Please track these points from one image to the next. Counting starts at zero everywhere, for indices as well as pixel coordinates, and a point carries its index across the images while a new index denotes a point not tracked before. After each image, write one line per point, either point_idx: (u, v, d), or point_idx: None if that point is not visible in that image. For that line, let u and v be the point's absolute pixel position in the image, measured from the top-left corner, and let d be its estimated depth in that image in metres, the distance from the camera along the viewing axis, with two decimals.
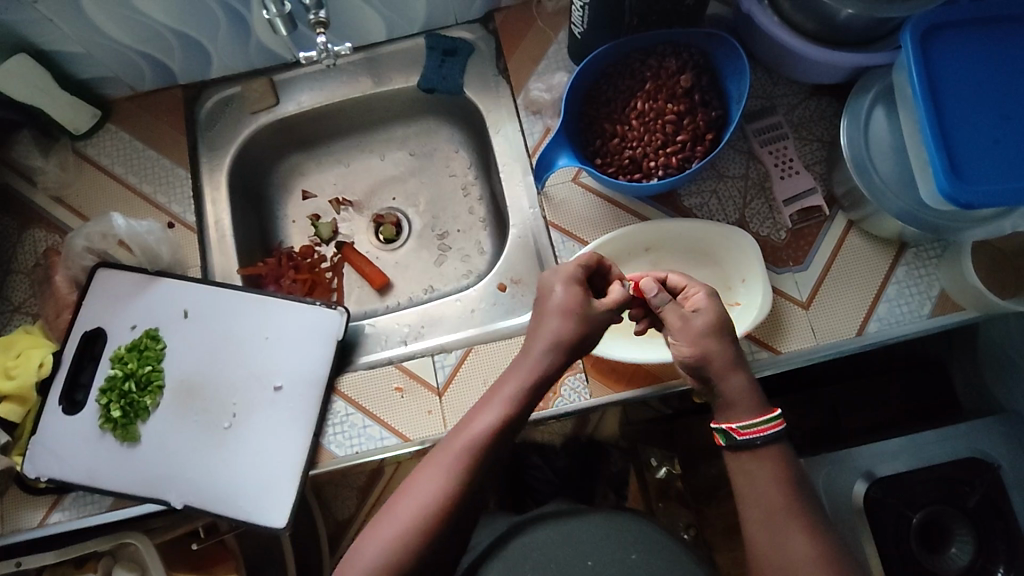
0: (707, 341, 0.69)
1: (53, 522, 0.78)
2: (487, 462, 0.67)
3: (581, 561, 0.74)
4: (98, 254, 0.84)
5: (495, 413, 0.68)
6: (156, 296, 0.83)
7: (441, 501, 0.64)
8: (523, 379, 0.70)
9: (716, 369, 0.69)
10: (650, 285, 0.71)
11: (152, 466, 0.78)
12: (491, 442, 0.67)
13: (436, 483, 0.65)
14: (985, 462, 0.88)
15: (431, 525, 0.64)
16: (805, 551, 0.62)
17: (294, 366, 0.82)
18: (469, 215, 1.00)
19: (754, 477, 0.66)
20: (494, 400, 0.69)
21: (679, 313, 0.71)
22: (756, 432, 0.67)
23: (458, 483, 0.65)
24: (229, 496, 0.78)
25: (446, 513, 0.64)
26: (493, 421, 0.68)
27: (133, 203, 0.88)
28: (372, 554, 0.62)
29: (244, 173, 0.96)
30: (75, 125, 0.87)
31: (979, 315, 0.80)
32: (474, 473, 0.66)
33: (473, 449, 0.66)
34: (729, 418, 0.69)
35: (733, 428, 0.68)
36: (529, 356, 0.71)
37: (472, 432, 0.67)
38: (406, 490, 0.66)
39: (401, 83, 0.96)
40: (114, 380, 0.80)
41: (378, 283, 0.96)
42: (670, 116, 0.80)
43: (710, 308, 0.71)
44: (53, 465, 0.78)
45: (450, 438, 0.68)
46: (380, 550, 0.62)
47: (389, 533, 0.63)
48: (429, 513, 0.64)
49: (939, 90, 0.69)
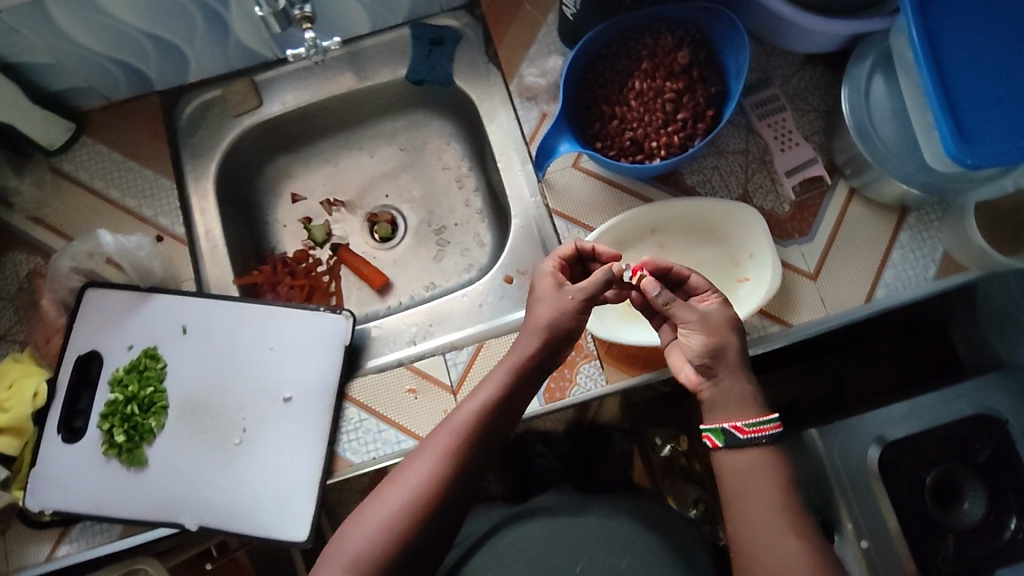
0: (719, 336, 0.68)
1: (62, 555, 0.75)
2: (477, 446, 0.67)
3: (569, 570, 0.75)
4: (85, 274, 0.80)
5: (484, 396, 0.69)
6: (152, 313, 0.80)
7: (433, 481, 0.64)
8: (514, 363, 0.70)
9: (725, 366, 0.68)
10: (654, 284, 0.69)
11: (163, 489, 0.76)
12: (481, 427, 0.67)
13: (426, 468, 0.65)
14: (993, 417, 0.89)
15: (422, 505, 0.64)
16: None
17: (303, 376, 0.79)
18: (465, 207, 0.98)
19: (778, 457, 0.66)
20: (488, 383, 0.70)
21: (688, 308, 0.69)
22: (760, 432, 0.66)
23: (450, 467, 0.65)
24: (244, 514, 0.75)
25: (436, 497, 0.64)
26: (480, 406, 0.68)
27: (118, 218, 0.84)
28: (364, 535, 0.63)
29: (231, 179, 0.92)
30: (49, 140, 0.83)
31: (982, 274, 0.81)
32: (464, 457, 0.66)
33: (467, 431, 0.67)
34: (730, 416, 0.67)
35: (737, 427, 0.66)
36: (518, 345, 0.71)
37: (461, 417, 0.67)
38: (396, 474, 0.66)
39: (388, 76, 0.93)
40: (115, 405, 0.76)
41: (378, 284, 0.94)
42: (670, 94, 0.79)
43: (722, 307, 0.70)
44: (57, 497, 0.75)
45: (440, 424, 0.68)
46: (370, 531, 0.63)
47: (380, 516, 0.63)
48: (420, 497, 0.64)
49: (942, 52, 0.69)
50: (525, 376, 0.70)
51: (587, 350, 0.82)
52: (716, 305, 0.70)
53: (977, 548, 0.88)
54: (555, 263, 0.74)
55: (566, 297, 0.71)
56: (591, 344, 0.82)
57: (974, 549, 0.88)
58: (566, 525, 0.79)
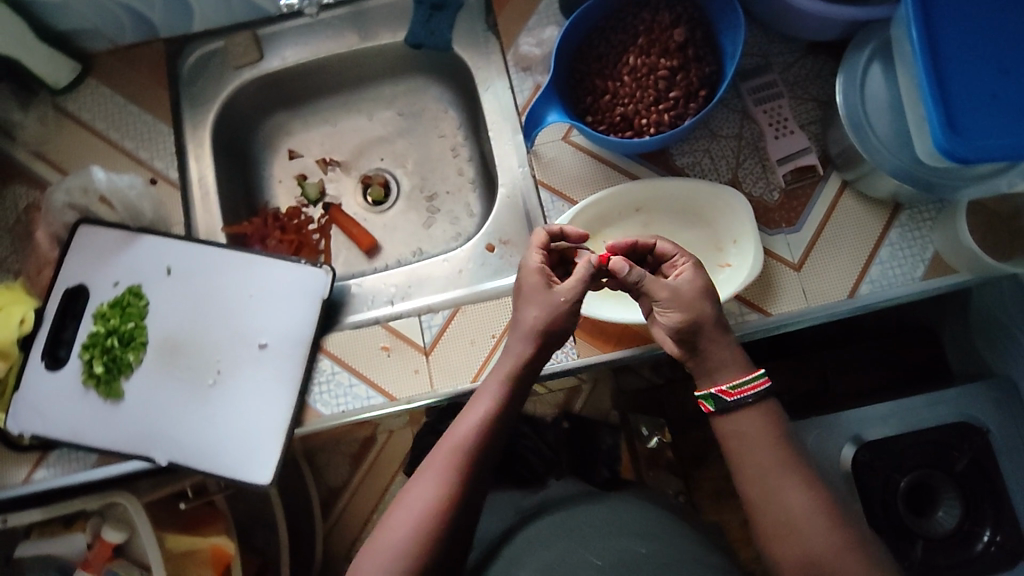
0: (696, 307, 0.69)
1: (39, 478, 0.78)
2: (479, 461, 0.68)
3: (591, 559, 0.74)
4: (80, 210, 0.83)
5: (479, 410, 0.69)
6: (138, 252, 0.82)
7: (439, 504, 0.66)
8: (504, 376, 0.70)
9: (707, 335, 0.69)
10: (622, 264, 0.69)
11: (136, 422, 0.78)
12: (479, 441, 0.68)
13: (431, 490, 0.66)
14: (975, 426, 0.88)
15: (433, 528, 0.65)
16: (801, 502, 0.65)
17: (281, 325, 0.81)
18: (457, 176, 0.99)
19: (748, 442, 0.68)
20: (481, 398, 0.70)
21: (662, 283, 0.70)
22: (746, 390, 0.68)
23: (455, 485, 0.67)
24: (215, 455, 0.77)
25: (445, 516, 0.66)
26: (476, 422, 0.69)
27: (115, 158, 0.86)
28: (380, 560, 0.64)
29: (228, 130, 0.94)
30: (55, 79, 0.86)
31: (973, 278, 0.79)
32: (466, 474, 0.67)
33: (466, 447, 0.68)
34: (716, 381, 0.70)
35: (724, 390, 0.69)
36: (508, 349, 0.72)
37: (458, 435, 0.69)
38: (404, 498, 0.67)
39: (388, 38, 0.93)
40: (96, 337, 0.79)
41: (366, 245, 0.95)
42: (663, 72, 0.79)
43: (693, 277, 0.70)
44: (36, 421, 0.78)
45: (439, 443, 0.70)
46: (383, 558, 0.64)
47: (393, 541, 0.65)
48: (429, 519, 0.65)
49: (940, 42, 0.67)
50: (518, 385, 0.71)
51: None
52: (692, 277, 0.70)
53: (947, 557, 0.87)
54: (539, 254, 0.74)
55: (552, 292, 0.71)
56: None
57: (944, 557, 0.87)
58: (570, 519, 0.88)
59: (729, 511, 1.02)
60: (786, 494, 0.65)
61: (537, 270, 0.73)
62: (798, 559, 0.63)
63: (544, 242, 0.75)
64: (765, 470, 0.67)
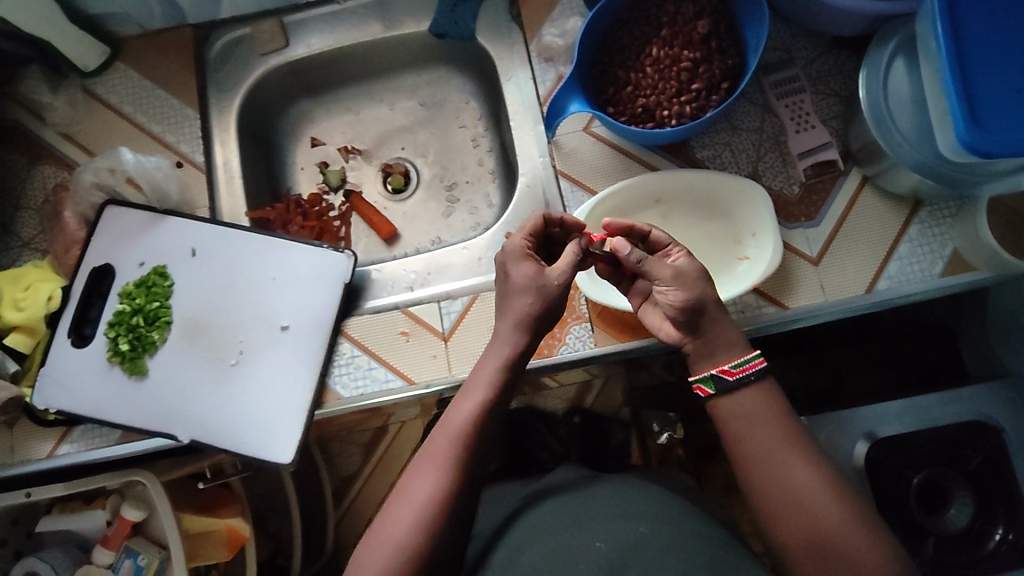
0: (696, 287, 0.68)
1: (62, 453, 0.79)
2: (479, 449, 0.67)
3: (591, 544, 0.69)
4: (107, 191, 0.84)
5: (476, 396, 0.69)
6: (164, 233, 0.84)
7: (442, 490, 0.64)
8: (498, 362, 0.70)
9: (707, 316, 0.68)
10: (624, 243, 0.70)
11: (159, 400, 0.79)
12: (478, 428, 0.67)
13: (432, 480, 0.65)
14: (989, 426, 0.87)
15: (438, 515, 0.64)
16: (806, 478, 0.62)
17: (302, 308, 0.82)
18: (478, 166, 0.99)
19: (750, 419, 0.65)
20: (477, 384, 0.69)
21: (660, 263, 0.69)
22: (748, 369, 0.66)
23: (455, 473, 0.65)
24: (235, 434, 0.78)
25: (448, 504, 0.64)
26: (472, 410, 0.68)
27: (141, 140, 0.88)
28: (385, 554, 0.62)
29: (253, 116, 0.95)
30: (84, 61, 0.87)
31: (991, 276, 0.79)
32: (467, 462, 0.66)
33: (466, 433, 0.67)
34: (716, 361, 0.68)
35: (725, 369, 0.67)
36: (501, 339, 0.71)
37: (456, 424, 0.67)
38: (403, 491, 0.65)
39: (412, 27, 0.94)
40: (122, 315, 0.80)
41: (386, 232, 0.96)
42: (686, 63, 0.79)
43: (691, 261, 0.70)
44: (61, 397, 0.79)
45: (435, 433, 0.68)
46: (387, 552, 0.62)
47: (396, 534, 0.63)
48: (432, 509, 0.64)
49: (964, 37, 0.67)
50: (511, 374, 0.70)
51: (579, 312, 0.83)
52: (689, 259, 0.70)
53: (958, 555, 0.87)
54: (528, 239, 0.74)
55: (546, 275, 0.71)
56: (583, 306, 0.83)
57: (956, 555, 0.87)
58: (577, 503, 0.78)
59: None
60: (792, 472, 0.62)
61: (529, 254, 0.72)
62: (802, 533, 0.60)
63: (534, 228, 0.74)
64: (769, 448, 0.63)
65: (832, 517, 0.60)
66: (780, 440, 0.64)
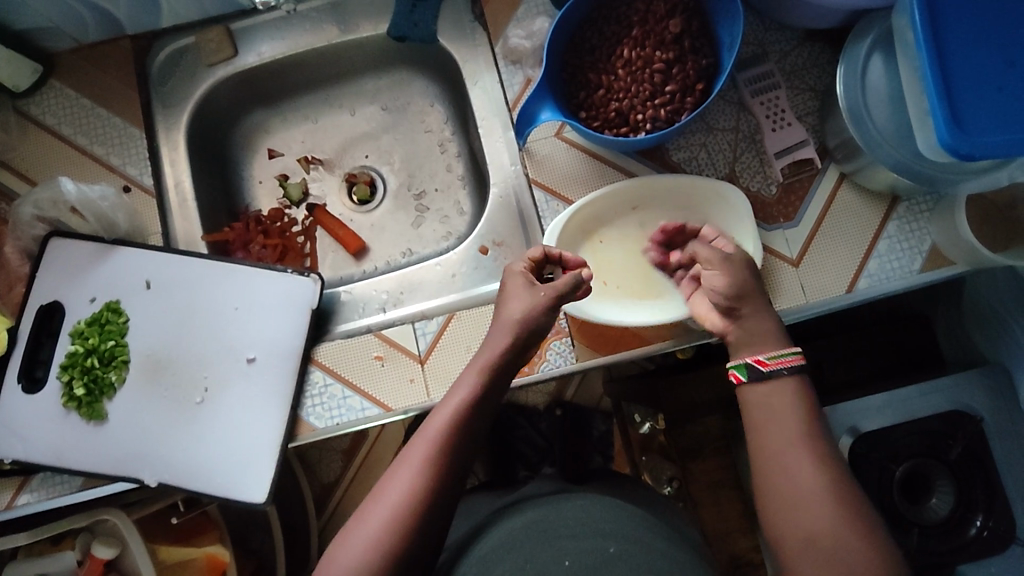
0: (737, 276, 0.70)
1: (22, 504, 0.74)
2: (457, 457, 0.65)
3: (558, 562, 0.69)
4: (50, 222, 0.79)
5: (462, 395, 0.67)
6: (115, 266, 0.79)
7: (420, 490, 0.63)
8: (487, 359, 0.68)
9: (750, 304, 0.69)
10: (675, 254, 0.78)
11: (121, 444, 0.75)
12: (457, 433, 0.65)
13: (406, 482, 0.63)
14: (968, 415, 0.87)
15: (413, 515, 0.62)
16: (807, 478, 0.62)
17: (268, 339, 0.78)
18: (446, 172, 0.95)
19: (770, 412, 0.66)
20: (463, 382, 0.68)
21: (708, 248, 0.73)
22: (780, 362, 0.66)
23: (430, 479, 0.63)
24: (205, 473, 0.75)
25: (420, 510, 0.62)
26: (452, 414, 0.66)
27: (83, 165, 0.82)
28: (353, 554, 0.61)
29: (204, 130, 0.90)
30: (15, 82, 0.81)
31: (968, 269, 0.78)
32: (445, 466, 0.64)
33: (449, 431, 0.65)
34: (752, 352, 0.68)
35: (758, 360, 0.67)
36: (490, 341, 0.70)
37: (436, 427, 0.65)
38: (379, 492, 0.64)
39: (370, 30, 0.89)
40: (75, 357, 0.76)
41: (353, 247, 0.92)
42: (659, 65, 0.76)
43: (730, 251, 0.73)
44: (16, 447, 0.74)
45: (419, 428, 0.67)
46: (356, 553, 0.61)
47: (366, 535, 0.61)
48: (405, 513, 0.62)
49: (944, 34, 0.65)
50: (500, 372, 0.69)
51: (559, 327, 0.80)
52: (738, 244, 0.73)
53: (941, 544, 0.87)
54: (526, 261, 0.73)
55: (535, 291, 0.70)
56: (563, 321, 0.80)
57: (939, 544, 0.87)
58: (552, 516, 0.75)
59: (728, 502, 1.00)
60: (793, 470, 0.63)
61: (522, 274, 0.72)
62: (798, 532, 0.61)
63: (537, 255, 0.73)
64: (780, 441, 0.64)
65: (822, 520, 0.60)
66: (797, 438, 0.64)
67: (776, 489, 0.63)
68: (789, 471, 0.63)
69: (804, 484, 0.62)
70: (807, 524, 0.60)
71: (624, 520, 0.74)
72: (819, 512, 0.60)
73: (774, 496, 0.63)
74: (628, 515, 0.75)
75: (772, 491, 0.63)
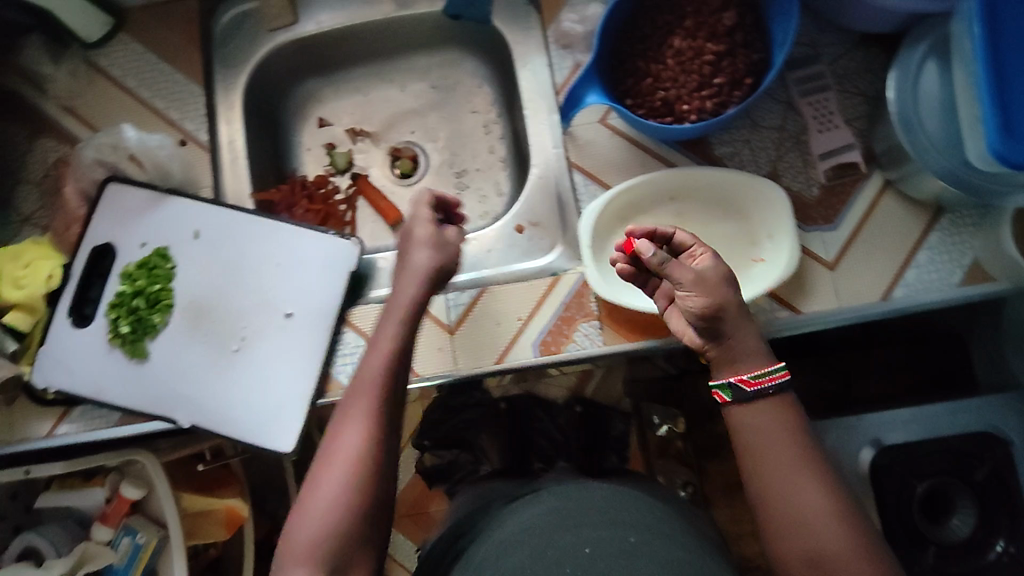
0: (717, 292, 0.66)
1: (61, 433, 0.77)
2: (397, 401, 0.65)
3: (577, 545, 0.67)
4: (109, 167, 0.83)
5: (385, 350, 0.66)
6: (168, 214, 0.82)
7: (370, 447, 0.61)
8: (400, 316, 0.68)
9: (730, 321, 0.66)
10: (647, 244, 0.66)
11: (160, 383, 0.78)
12: (391, 386, 0.64)
13: (353, 442, 0.61)
14: (997, 437, 0.85)
15: (370, 472, 0.60)
16: (821, 502, 0.61)
17: (306, 295, 0.80)
18: (488, 154, 0.97)
19: (773, 432, 0.64)
20: (381, 342, 0.67)
21: (683, 266, 0.66)
22: (766, 380, 0.65)
23: (380, 435, 0.62)
24: (236, 420, 0.77)
25: (378, 457, 0.61)
26: (386, 359, 0.66)
27: (143, 115, 0.86)
28: (313, 523, 0.58)
29: (259, 94, 0.93)
30: (86, 32, 0.85)
31: (1010, 287, 0.77)
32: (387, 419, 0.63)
33: (382, 386, 0.64)
34: (736, 369, 0.67)
35: (742, 379, 0.66)
36: (400, 297, 0.69)
37: (371, 374, 0.64)
38: (326, 459, 0.61)
39: (426, 7, 0.92)
40: (124, 297, 0.79)
41: (392, 218, 0.94)
42: (709, 56, 0.77)
43: (716, 263, 0.67)
44: (62, 377, 0.78)
45: (351, 392, 0.65)
46: (320, 512, 0.58)
47: (322, 504, 0.59)
48: (360, 460, 0.60)
49: (1002, 42, 0.64)
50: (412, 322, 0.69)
51: (588, 310, 0.79)
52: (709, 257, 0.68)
53: (958, 566, 0.85)
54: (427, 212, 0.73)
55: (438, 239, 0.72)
56: (594, 304, 0.79)
57: (955, 565, 0.85)
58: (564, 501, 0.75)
59: None
60: (805, 492, 0.61)
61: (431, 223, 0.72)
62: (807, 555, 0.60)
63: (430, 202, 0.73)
64: (784, 462, 0.63)
65: (836, 543, 0.59)
66: (798, 458, 0.63)
67: (788, 512, 0.61)
68: (800, 496, 0.61)
69: (817, 505, 0.61)
70: (818, 548, 0.60)
71: (637, 508, 0.75)
72: (822, 528, 0.60)
73: (785, 519, 0.61)
74: (641, 503, 0.76)
75: (782, 511, 0.61)
